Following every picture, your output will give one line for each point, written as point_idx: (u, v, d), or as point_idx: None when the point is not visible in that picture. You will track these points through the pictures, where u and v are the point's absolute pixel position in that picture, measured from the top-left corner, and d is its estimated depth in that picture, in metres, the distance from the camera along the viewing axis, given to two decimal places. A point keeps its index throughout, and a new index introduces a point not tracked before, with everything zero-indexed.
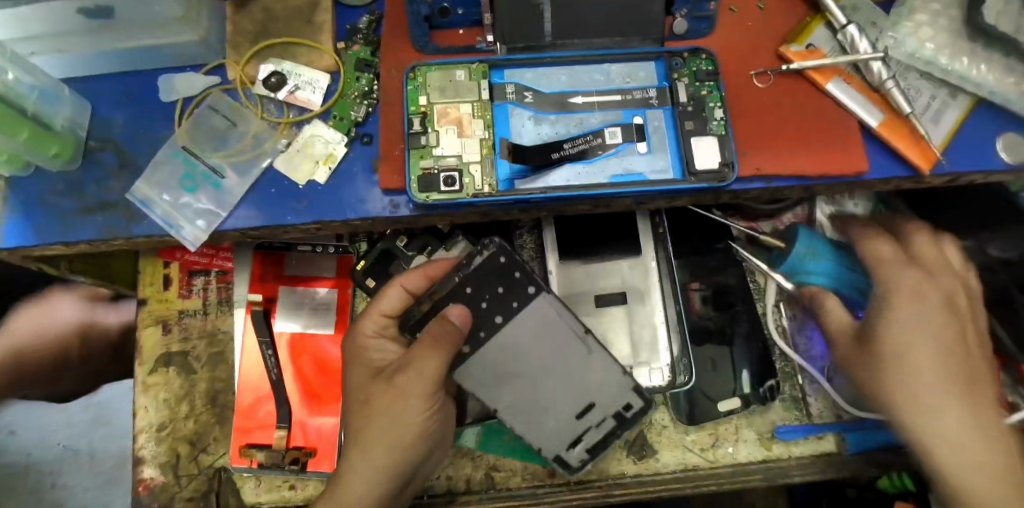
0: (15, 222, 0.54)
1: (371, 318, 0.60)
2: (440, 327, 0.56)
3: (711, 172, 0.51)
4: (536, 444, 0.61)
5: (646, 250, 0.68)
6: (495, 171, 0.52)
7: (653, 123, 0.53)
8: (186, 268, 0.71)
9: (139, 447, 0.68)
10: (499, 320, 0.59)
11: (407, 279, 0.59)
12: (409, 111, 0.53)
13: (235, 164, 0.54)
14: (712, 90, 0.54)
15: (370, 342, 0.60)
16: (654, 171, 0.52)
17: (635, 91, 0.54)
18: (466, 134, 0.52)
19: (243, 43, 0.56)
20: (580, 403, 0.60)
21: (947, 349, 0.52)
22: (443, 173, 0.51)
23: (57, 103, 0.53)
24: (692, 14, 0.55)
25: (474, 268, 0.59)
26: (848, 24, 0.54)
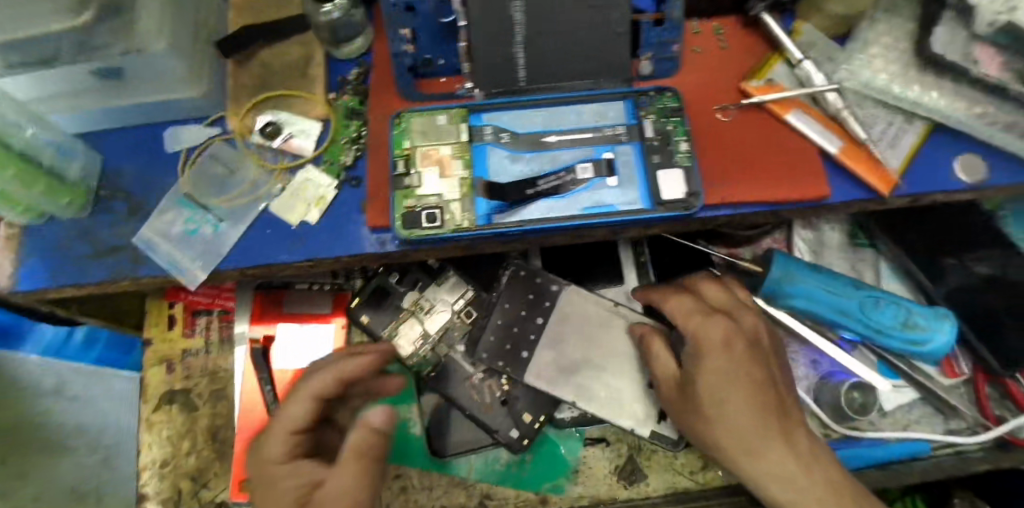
0: (32, 263, 0.58)
1: (277, 439, 0.50)
2: (360, 437, 0.47)
3: (678, 201, 0.55)
4: (628, 424, 0.65)
5: (629, 280, 0.71)
6: (475, 207, 0.55)
7: (623, 158, 0.57)
8: (190, 308, 0.75)
9: (143, 483, 0.70)
10: (541, 321, 0.68)
11: (315, 385, 0.52)
12: (395, 153, 0.57)
13: (234, 208, 0.58)
14: (679, 125, 0.57)
15: (284, 468, 0.49)
16: (624, 202, 0.55)
17: (606, 128, 0.58)
18: (448, 174, 0.56)
19: (243, 96, 0.61)
20: (646, 375, 0.66)
21: (719, 387, 0.53)
22: (425, 211, 0.54)
23: (73, 156, 0.58)
24: (657, 56, 0.59)
25: (504, 287, 0.69)
26: (803, 59, 0.58)
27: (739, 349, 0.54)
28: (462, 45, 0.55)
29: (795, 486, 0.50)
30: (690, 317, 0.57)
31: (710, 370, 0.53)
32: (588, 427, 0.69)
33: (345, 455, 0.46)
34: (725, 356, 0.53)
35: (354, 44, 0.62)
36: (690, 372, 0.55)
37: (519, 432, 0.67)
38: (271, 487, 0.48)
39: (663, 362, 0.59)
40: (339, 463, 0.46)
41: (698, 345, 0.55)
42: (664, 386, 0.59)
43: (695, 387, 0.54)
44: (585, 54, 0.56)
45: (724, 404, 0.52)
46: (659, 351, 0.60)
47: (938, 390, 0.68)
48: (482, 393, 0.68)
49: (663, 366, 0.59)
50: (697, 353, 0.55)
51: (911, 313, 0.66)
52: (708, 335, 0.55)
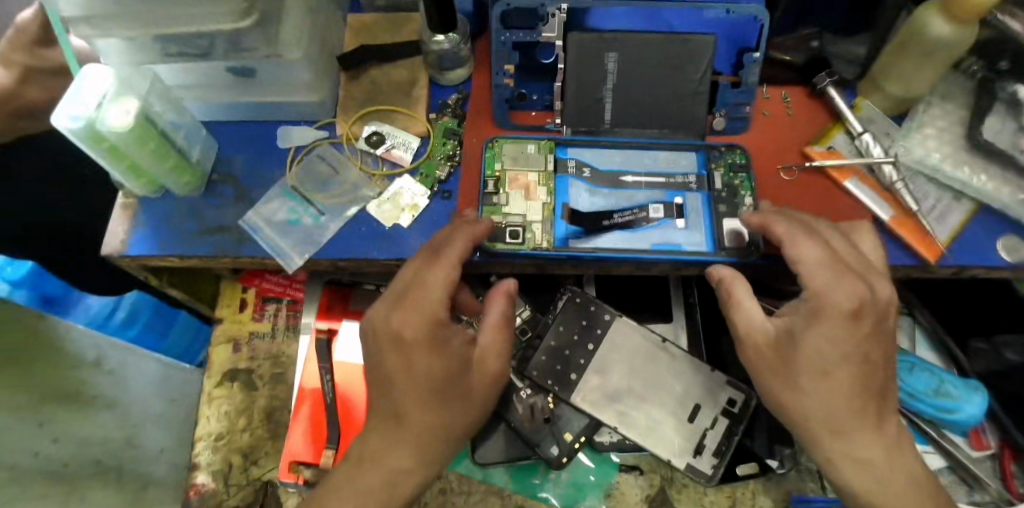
0: (144, 232, 0.64)
1: (424, 306, 0.51)
2: (507, 306, 0.54)
3: (738, 248, 0.59)
4: (665, 455, 0.68)
5: (677, 317, 0.75)
6: (554, 230, 0.60)
7: (691, 203, 0.61)
8: (261, 295, 0.79)
9: (196, 453, 0.73)
10: (591, 348, 0.71)
11: (457, 253, 0.52)
12: (486, 174, 0.62)
13: (334, 204, 0.63)
14: (745, 181, 0.62)
15: (435, 333, 0.51)
16: (690, 243, 0.59)
17: (678, 175, 0.62)
18: (532, 198, 0.61)
19: (352, 106, 0.67)
20: (686, 407, 0.70)
21: (832, 356, 0.48)
22: (509, 228, 0.59)
23: (196, 140, 0.64)
24: (730, 114, 0.65)
25: (560, 311, 0.73)
26: (863, 132, 0.64)
27: (866, 322, 0.48)
28: (558, 85, 0.62)
29: (881, 478, 0.48)
30: (820, 268, 0.50)
31: (825, 334, 0.48)
32: (625, 454, 0.72)
33: (493, 323, 0.53)
34: (853, 325, 0.47)
35: (457, 72, 0.68)
36: (796, 330, 0.49)
37: (559, 450, 0.70)
38: (435, 348, 0.51)
39: (761, 322, 0.51)
40: (489, 328, 0.53)
41: (821, 303, 0.49)
42: (759, 347, 0.51)
43: (800, 347, 0.48)
44: (661, 107, 0.63)
45: (827, 376, 0.48)
46: (747, 306, 0.52)
47: (965, 459, 0.70)
48: (530, 410, 0.71)
49: (760, 324, 0.51)
50: (814, 314, 0.49)
51: (943, 381, 0.70)
52: (837, 299, 0.48)
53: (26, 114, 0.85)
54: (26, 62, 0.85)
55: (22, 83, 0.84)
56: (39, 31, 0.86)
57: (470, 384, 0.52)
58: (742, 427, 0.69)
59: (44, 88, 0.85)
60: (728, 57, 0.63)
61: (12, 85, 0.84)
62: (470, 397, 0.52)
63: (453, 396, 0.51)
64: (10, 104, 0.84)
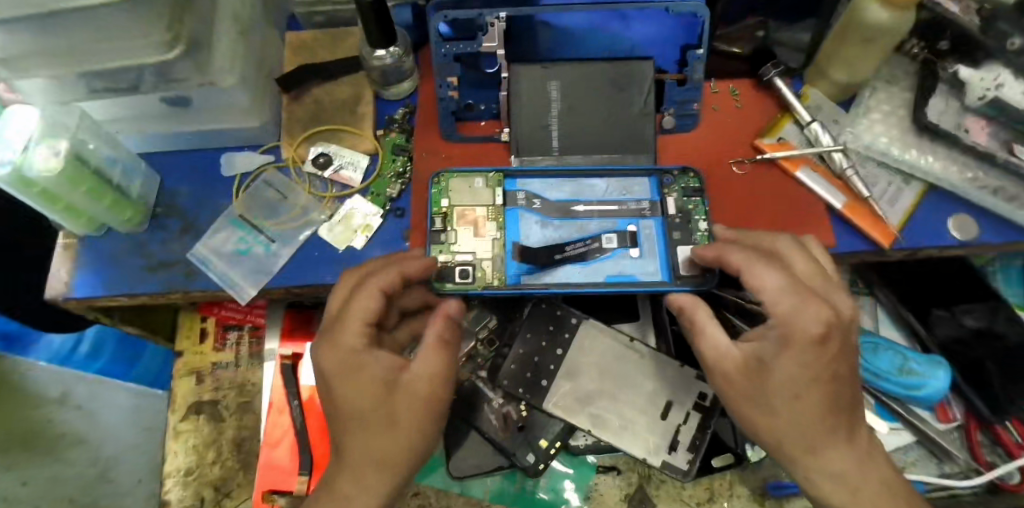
0: (87, 275, 0.61)
1: (351, 330, 0.51)
2: (442, 327, 0.51)
3: (693, 276, 0.57)
4: (640, 454, 0.68)
5: (644, 315, 0.75)
6: (505, 267, 0.57)
7: (645, 231, 0.59)
8: (222, 323, 0.78)
9: (166, 490, 0.72)
10: (560, 352, 0.71)
11: (382, 279, 0.52)
12: (432, 211, 0.59)
13: (285, 231, 0.62)
14: (699, 205, 0.60)
15: (362, 359, 0.50)
16: (644, 273, 0.57)
17: (630, 202, 0.60)
18: (481, 234, 0.59)
19: (298, 126, 0.66)
20: (657, 405, 0.70)
21: (801, 382, 0.46)
22: (458, 267, 0.57)
23: (134, 175, 0.62)
24: (679, 113, 0.65)
25: (525, 318, 0.73)
26: (812, 122, 0.64)
27: (832, 346, 0.46)
28: (502, 95, 0.62)
29: (854, 489, 0.48)
30: (783, 296, 0.47)
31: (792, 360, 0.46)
32: (601, 455, 0.72)
33: (427, 345, 0.51)
34: (822, 351, 0.46)
35: (403, 85, 0.66)
36: (767, 359, 0.47)
37: (534, 457, 0.70)
38: (358, 375, 0.50)
39: (729, 350, 0.49)
40: (422, 351, 0.51)
41: (788, 329, 0.47)
42: (734, 377, 0.49)
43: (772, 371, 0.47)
44: (608, 120, 0.62)
45: (799, 398, 0.46)
46: (711, 332, 0.51)
47: (933, 434, 0.71)
48: (501, 419, 0.71)
49: (726, 351, 0.49)
50: (782, 341, 0.47)
51: (906, 360, 0.71)
52: (805, 324, 0.46)
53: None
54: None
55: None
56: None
57: (402, 409, 0.50)
58: (715, 419, 0.70)
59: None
60: (671, 54, 0.63)
61: None
62: (402, 424, 0.50)
63: (383, 423, 0.49)
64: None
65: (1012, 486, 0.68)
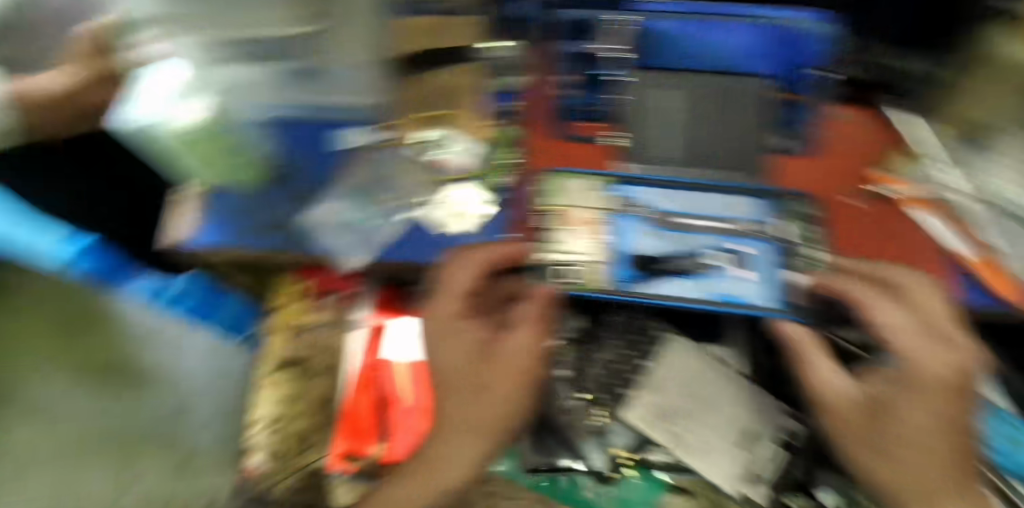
0: (212, 224, 0.63)
1: (451, 298, 0.58)
2: (537, 307, 0.58)
3: (813, 308, 0.56)
4: (716, 479, 0.67)
5: (730, 337, 0.75)
6: (617, 271, 0.57)
7: (753, 253, 0.57)
8: (316, 287, 0.80)
9: (252, 435, 0.76)
10: (643, 363, 0.73)
11: (483, 257, 0.57)
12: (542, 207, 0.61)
13: (395, 208, 0.63)
14: (812, 231, 0.58)
15: (457, 325, 0.58)
16: (754, 298, 0.55)
17: (738, 221, 0.60)
18: (596, 237, 0.59)
19: (416, 107, 0.69)
20: (741, 434, 0.69)
21: (929, 430, 0.51)
22: (568, 267, 0.58)
23: (263, 138, 0.64)
24: (796, 136, 0.64)
25: (612, 324, 0.74)
26: (941, 165, 0.62)
27: None
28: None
29: None
30: None
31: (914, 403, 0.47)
32: (680, 476, 0.69)
33: (522, 322, 0.58)
34: (948, 402, 0.51)
35: (517, 77, 0.68)
36: (886, 401, 0.54)
37: (606, 464, 0.70)
38: (452, 335, 0.59)
39: (845, 389, 0.56)
40: (517, 327, 0.58)
41: None
42: (843, 407, 0.55)
43: None
44: None
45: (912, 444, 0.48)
46: (826, 373, 0.56)
47: None
48: (580, 422, 0.72)
49: (841, 390, 0.56)
50: (906, 386, 0.53)
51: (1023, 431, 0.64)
52: None
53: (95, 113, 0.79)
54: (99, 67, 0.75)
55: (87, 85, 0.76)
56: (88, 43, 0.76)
57: (493, 373, 0.58)
58: (801, 461, 0.69)
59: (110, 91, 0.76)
60: None
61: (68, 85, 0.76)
62: (492, 390, 0.58)
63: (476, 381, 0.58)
64: (68, 109, 0.78)
65: None
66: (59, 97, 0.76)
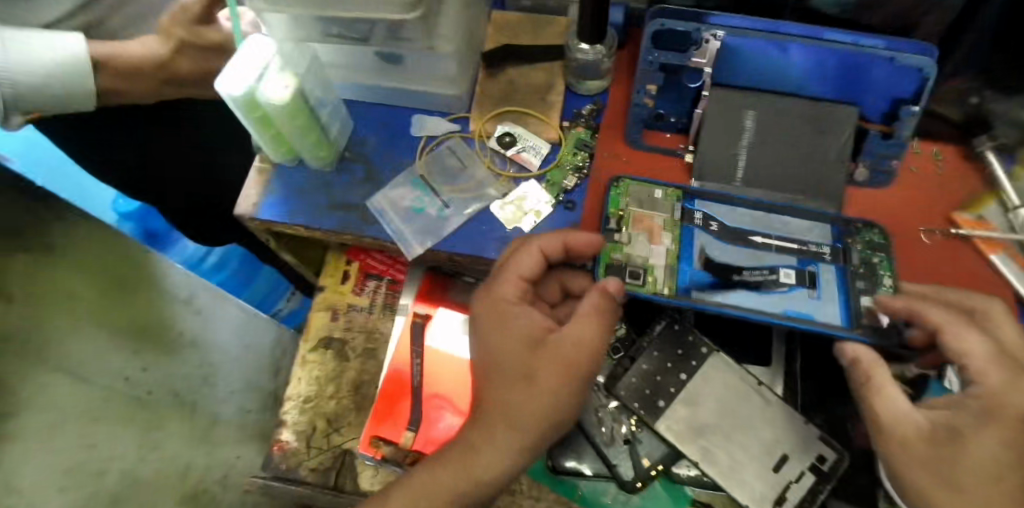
0: (276, 198, 0.66)
1: (509, 282, 0.55)
2: (600, 299, 0.53)
3: (872, 327, 0.54)
4: (744, 500, 0.66)
5: (775, 361, 0.73)
6: (676, 277, 0.57)
7: (824, 275, 0.57)
8: (364, 270, 0.82)
9: (285, 411, 0.76)
10: (683, 378, 0.71)
11: (546, 242, 0.55)
12: (609, 211, 0.61)
13: (458, 199, 0.64)
14: (884, 260, 0.57)
15: (512, 310, 0.54)
16: (823, 316, 0.55)
17: (811, 243, 0.58)
18: (656, 241, 0.59)
19: (488, 104, 0.68)
20: (772, 457, 0.68)
21: (1008, 461, 0.43)
22: (631, 268, 0.57)
23: (335, 119, 0.66)
24: (874, 167, 0.62)
25: (656, 336, 0.72)
26: (1020, 206, 0.60)
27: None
28: (697, 113, 0.61)
29: None
30: (989, 366, 0.47)
31: (995, 434, 0.44)
32: (700, 490, 0.70)
33: (583, 312, 0.52)
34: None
35: (597, 83, 0.67)
36: (960, 427, 0.46)
37: (635, 474, 0.69)
38: (505, 323, 0.53)
39: (910, 414, 0.48)
40: (578, 318, 0.52)
41: (995, 403, 0.45)
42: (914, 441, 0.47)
43: (965, 443, 0.45)
44: (804, 156, 0.60)
45: (1000, 480, 0.43)
46: (892, 394, 0.49)
47: None
48: (608, 427, 0.71)
49: (908, 415, 0.48)
50: (985, 411, 0.45)
51: None
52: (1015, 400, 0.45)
53: (175, 82, 0.78)
54: (184, 38, 0.74)
55: (173, 55, 0.75)
56: (202, 12, 0.75)
57: (544, 365, 0.51)
58: (828, 486, 0.67)
59: (195, 62, 0.77)
60: (880, 105, 0.59)
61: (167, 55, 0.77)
62: (538, 379, 0.50)
63: (524, 372, 0.51)
64: (160, 75, 0.76)
65: None
66: (154, 65, 0.75)
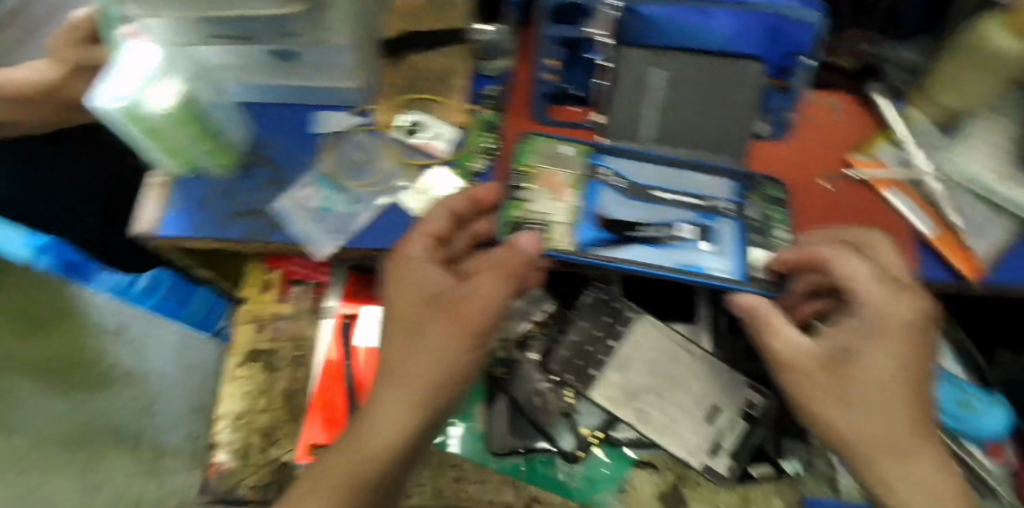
0: (176, 212, 0.63)
1: (419, 239, 0.54)
2: (508, 254, 0.52)
3: (771, 280, 0.56)
4: (681, 452, 0.68)
5: (701, 318, 0.75)
6: (579, 233, 0.56)
7: (722, 229, 0.58)
8: (287, 277, 0.79)
9: (217, 431, 0.74)
10: (612, 344, 0.72)
11: (456, 201, 0.55)
12: (515, 168, 0.60)
13: (371, 194, 0.63)
14: (779, 214, 0.59)
15: (420, 267, 0.53)
16: (715, 268, 0.55)
17: (710, 199, 0.59)
18: (560, 199, 0.58)
19: (391, 93, 0.67)
20: (704, 409, 0.70)
21: (889, 379, 0.46)
22: (531, 227, 0.56)
23: (233, 123, 0.63)
24: (771, 121, 0.64)
25: (584, 305, 0.74)
26: (911, 143, 0.63)
27: (914, 336, 0.47)
28: (602, 85, 0.61)
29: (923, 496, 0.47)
30: (876, 286, 0.48)
31: (883, 349, 0.47)
32: (641, 450, 0.72)
33: (489, 267, 0.52)
34: (904, 343, 0.47)
35: (500, 63, 0.66)
36: (854, 349, 0.48)
37: (574, 443, 0.72)
38: (410, 281, 0.53)
39: (807, 345, 0.49)
40: (483, 272, 0.52)
41: (879, 319, 0.47)
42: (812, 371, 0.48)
43: (856, 367, 0.47)
44: (706, 115, 0.60)
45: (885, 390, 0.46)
46: (788, 334, 0.50)
47: (987, 476, 0.68)
48: (545, 401, 0.72)
49: (805, 348, 0.49)
50: (872, 332, 0.47)
51: (967, 395, 0.70)
52: (894, 315, 0.47)
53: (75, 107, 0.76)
54: (77, 61, 0.69)
55: (65, 79, 0.72)
56: None
57: (444, 323, 0.52)
58: (760, 429, 0.70)
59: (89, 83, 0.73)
60: (778, 58, 0.60)
61: (55, 79, 0.72)
62: (438, 346, 0.51)
63: (425, 329, 0.52)
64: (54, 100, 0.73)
65: None
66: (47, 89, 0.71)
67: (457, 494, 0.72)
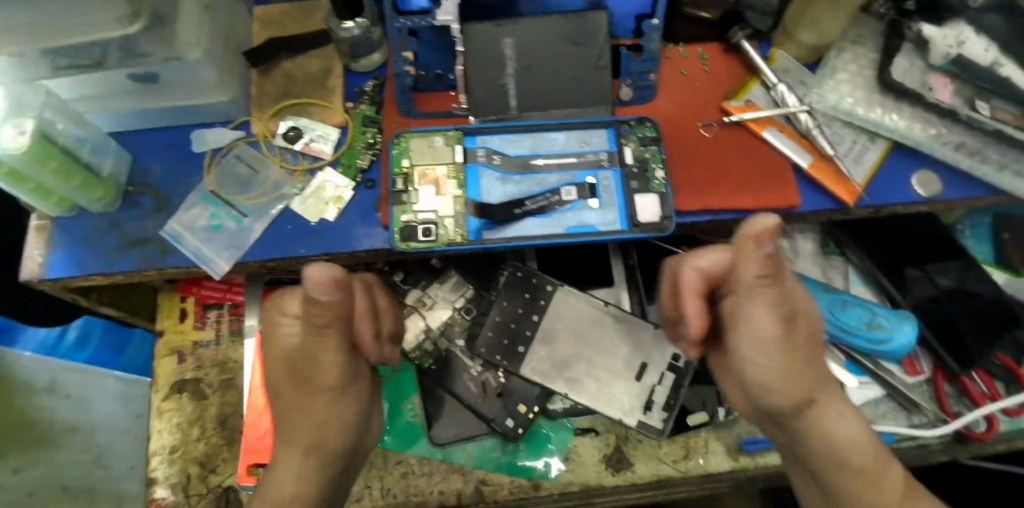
0: (62, 254, 0.61)
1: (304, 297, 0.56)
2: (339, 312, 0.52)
3: (653, 223, 0.58)
4: (616, 414, 0.69)
5: (618, 281, 0.77)
6: (467, 224, 0.58)
7: (603, 182, 0.60)
8: (202, 302, 0.78)
9: (152, 469, 0.72)
10: (536, 318, 0.72)
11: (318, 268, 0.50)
12: (393, 171, 0.60)
13: (256, 206, 0.62)
14: (656, 154, 0.61)
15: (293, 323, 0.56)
16: (605, 223, 0.58)
17: (588, 153, 0.61)
18: (443, 192, 0.59)
19: (267, 102, 0.66)
20: (633, 368, 0.71)
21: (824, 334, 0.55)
22: (421, 226, 0.58)
23: (104, 154, 0.61)
24: (636, 84, 0.65)
25: (502, 286, 0.74)
26: (778, 83, 0.65)
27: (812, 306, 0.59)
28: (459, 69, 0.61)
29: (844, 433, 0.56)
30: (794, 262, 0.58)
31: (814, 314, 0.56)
32: (579, 417, 0.74)
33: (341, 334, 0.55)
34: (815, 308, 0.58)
35: (371, 58, 0.67)
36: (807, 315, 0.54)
37: (514, 422, 0.71)
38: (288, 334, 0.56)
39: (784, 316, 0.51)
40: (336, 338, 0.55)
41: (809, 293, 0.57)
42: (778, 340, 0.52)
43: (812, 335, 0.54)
44: (569, 83, 0.62)
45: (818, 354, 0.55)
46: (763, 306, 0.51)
47: (901, 387, 0.71)
48: (478, 386, 0.73)
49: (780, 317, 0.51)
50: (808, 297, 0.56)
51: (875, 315, 0.71)
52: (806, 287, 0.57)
53: None
54: None
55: None
56: None
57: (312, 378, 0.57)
58: (688, 380, 0.71)
59: None
60: (628, 24, 0.64)
61: None
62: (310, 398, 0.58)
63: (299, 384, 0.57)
64: None
65: (978, 434, 0.69)
66: None
67: (405, 490, 0.72)
